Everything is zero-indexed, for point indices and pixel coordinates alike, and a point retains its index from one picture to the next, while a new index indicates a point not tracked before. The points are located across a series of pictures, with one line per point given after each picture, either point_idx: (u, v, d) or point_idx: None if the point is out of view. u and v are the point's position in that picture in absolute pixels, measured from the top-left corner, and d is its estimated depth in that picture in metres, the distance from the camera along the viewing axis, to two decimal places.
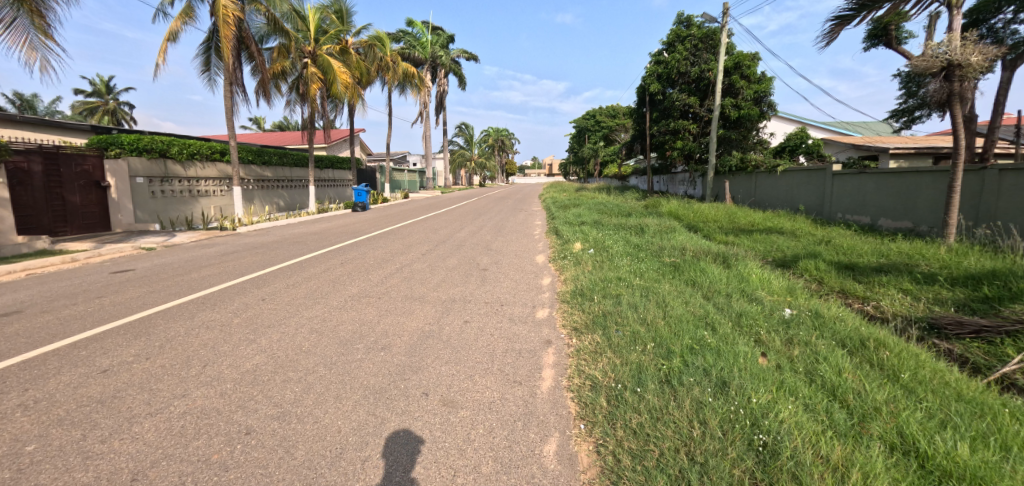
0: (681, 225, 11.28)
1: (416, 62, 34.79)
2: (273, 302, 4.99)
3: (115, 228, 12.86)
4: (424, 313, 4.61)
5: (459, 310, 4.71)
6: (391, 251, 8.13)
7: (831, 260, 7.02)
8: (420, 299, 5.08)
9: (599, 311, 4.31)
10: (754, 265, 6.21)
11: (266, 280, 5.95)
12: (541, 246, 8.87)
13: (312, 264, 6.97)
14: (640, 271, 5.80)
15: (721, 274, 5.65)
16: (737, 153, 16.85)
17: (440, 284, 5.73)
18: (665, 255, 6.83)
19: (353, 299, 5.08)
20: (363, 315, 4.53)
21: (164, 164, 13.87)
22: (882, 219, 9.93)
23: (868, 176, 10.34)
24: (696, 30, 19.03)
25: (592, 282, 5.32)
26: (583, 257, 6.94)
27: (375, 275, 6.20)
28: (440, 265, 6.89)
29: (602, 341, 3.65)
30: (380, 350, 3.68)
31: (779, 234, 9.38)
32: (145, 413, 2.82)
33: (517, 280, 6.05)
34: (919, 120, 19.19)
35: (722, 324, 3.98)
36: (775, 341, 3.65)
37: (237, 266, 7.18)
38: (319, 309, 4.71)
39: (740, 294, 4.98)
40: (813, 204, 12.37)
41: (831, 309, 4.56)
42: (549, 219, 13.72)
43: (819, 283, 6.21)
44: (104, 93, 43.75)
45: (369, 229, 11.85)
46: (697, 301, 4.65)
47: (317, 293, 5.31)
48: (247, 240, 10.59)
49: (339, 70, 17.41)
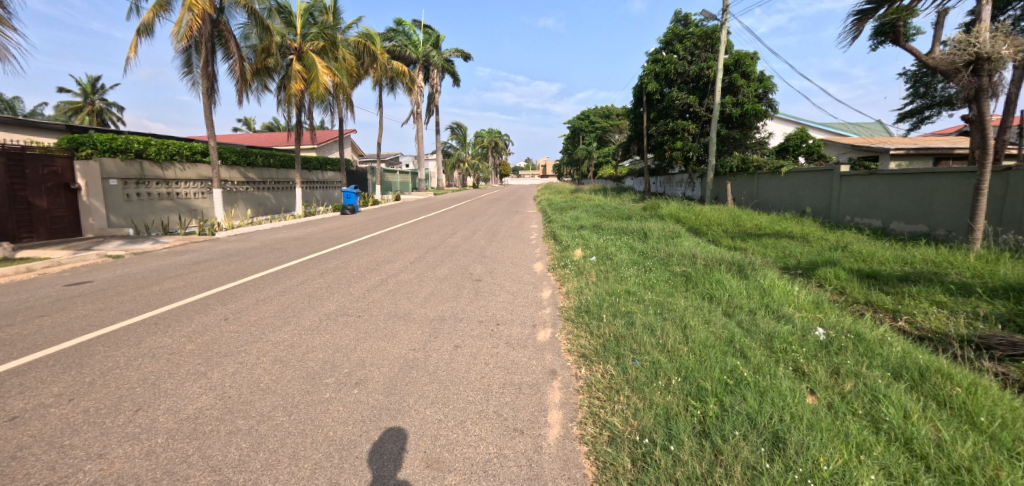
0: (685, 228, 10.75)
1: (407, 61, 34.20)
2: (236, 323, 4.37)
3: (86, 232, 12.10)
4: (408, 337, 4.01)
5: (450, 332, 4.14)
6: (377, 259, 7.52)
7: (852, 268, 6.51)
8: (405, 318, 4.50)
9: (609, 333, 3.75)
10: (773, 275, 5.68)
11: (236, 295, 5.34)
12: (539, 252, 8.31)
13: (289, 275, 6.35)
14: (651, 283, 5.26)
15: (740, 285, 5.12)
16: (739, 154, 16.44)
17: (427, 299, 5.14)
18: (674, 263, 6.28)
19: (329, 318, 4.48)
20: (338, 339, 3.94)
21: (140, 165, 13.17)
22: (894, 222, 9.48)
23: (880, 177, 9.89)
24: (695, 29, 18.63)
25: (598, 296, 4.77)
26: (585, 266, 6.38)
27: (356, 288, 5.59)
28: (430, 275, 6.30)
29: (618, 374, 3.09)
30: (353, 387, 3.09)
31: (789, 238, 8.87)
32: (45, 482, 2.21)
33: (515, 293, 5.48)
34: (927, 120, 18.88)
35: (753, 351, 3.44)
36: (819, 373, 3.10)
37: (207, 277, 6.54)
38: (287, 332, 4.11)
39: (764, 310, 4.45)
40: (820, 206, 11.91)
41: (868, 327, 4.04)
42: (545, 223, 13.17)
43: (842, 295, 5.68)
44: (89, 93, 42.41)
45: (357, 233, 11.24)
46: (720, 320, 4.11)
47: (289, 311, 4.71)
48: (224, 246, 9.89)
49: (324, 69, 16.75)
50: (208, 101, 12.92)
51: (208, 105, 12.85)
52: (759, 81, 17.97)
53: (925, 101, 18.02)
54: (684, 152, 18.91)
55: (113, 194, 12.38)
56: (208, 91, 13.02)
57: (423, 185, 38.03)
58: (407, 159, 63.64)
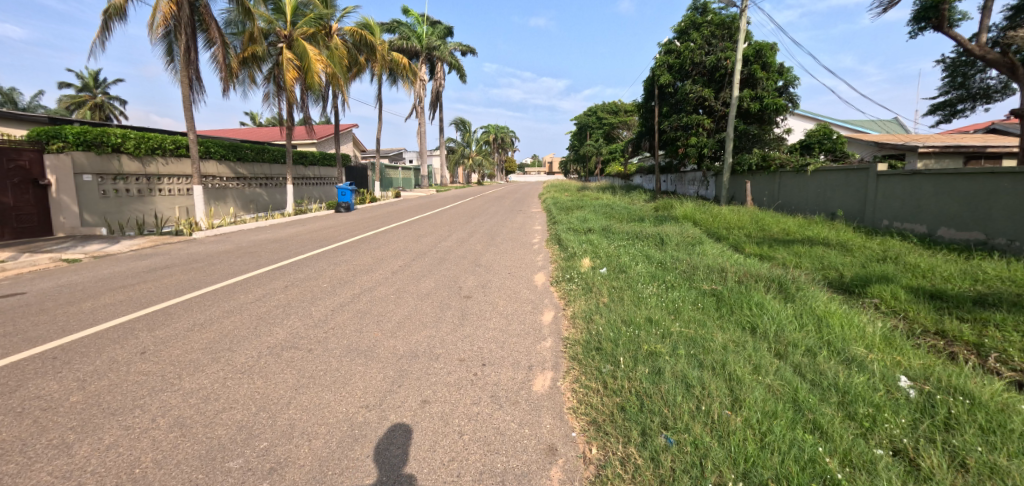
0: (703, 232, 9.71)
1: (411, 54, 33.35)
2: (151, 360, 3.46)
3: (58, 231, 11.32)
4: (366, 384, 3.07)
5: (419, 377, 3.18)
6: (355, 267, 6.58)
7: (911, 286, 5.50)
8: (366, 353, 3.56)
9: (627, 389, 2.79)
10: (825, 297, 4.65)
11: (172, 316, 4.43)
12: (541, 260, 7.37)
13: (247, 288, 5.43)
14: (674, 308, 4.28)
15: (787, 311, 4.13)
16: (758, 151, 15.43)
17: (400, 325, 4.18)
18: (700, 279, 5.28)
19: (270, 354, 3.54)
20: (269, 388, 3.01)
21: (118, 160, 12.34)
22: (942, 229, 8.41)
23: (924, 177, 8.83)
24: (712, 17, 17.65)
25: (611, 325, 3.81)
26: (595, 281, 5.39)
27: (318, 308, 4.66)
28: (411, 290, 5.36)
29: (645, 466, 2.13)
30: (262, 478, 2.16)
31: (825, 246, 7.83)
32: None
33: (509, 316, 4.52)
34: (960, 113, 17.62)
35: (832, 423, 2.47)
36: (942, 471, 2.13)
37: (155, 289, 5.62)
38: (208, 376, 3.19)
39: (827, 350, 3.47)
40: (852, 209, 10.81)
41: (971, 379, 3.06)
42: (549, 224, 12.18)
43: (906, 321, 4.67)
44: (91, 87, 42.08)
45: (342, 235, 10.32)
46: (773, 366, 3.15)
47: (225, 341, 3.79)
48: (196, 249, 8.96)
49: (317, 57, 15.86)
50: (189, 92, 12.01)
51: (189, 97, 11.95)
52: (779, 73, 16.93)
53: (961, 92, 16.76)
54: (698, 148, 17.86)
55: (87, 191, 11.54)
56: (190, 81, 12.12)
57: (425, 183, 37.02)
58: (410, 155, 62.70)
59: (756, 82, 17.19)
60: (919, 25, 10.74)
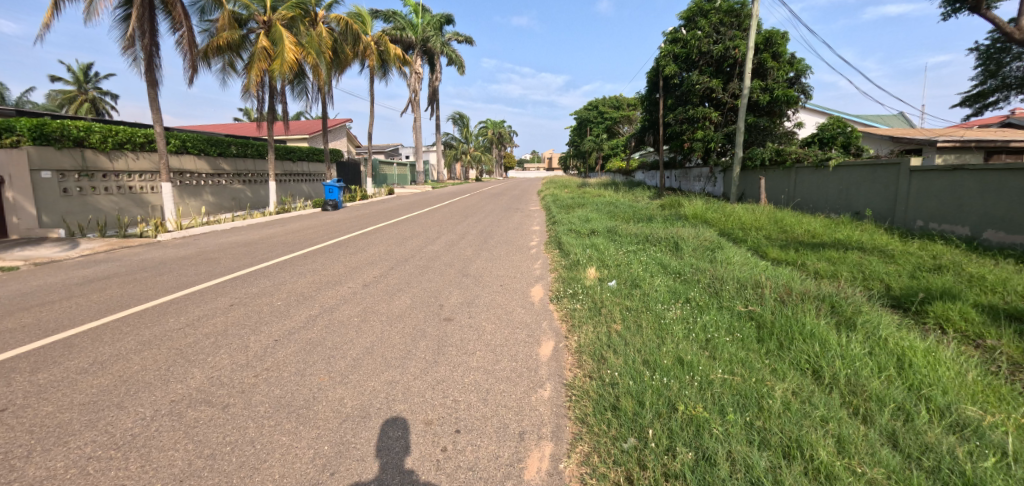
0: (717, 233, 8.80)
1: (405, 46, 32.21)
2: (5, 425, 2.54)
3: (12, 233, 10.36)
4: (284, 470, 2.15)
5: (362, 458, 2.24)
6: (321, 279, 5.64)
7: (982, 304, 4.53)
8: (300, 413, 2.62)
9: None
10: (890, 322, 3.72)
11: (70, 351, 3.49)
12: (538, 268, 6.45)
13: (182, 308, 4.48)
14: (709, 342, 3.35)
15: (855, 347, 3.19)
16: (770, 145, 14.49)
17: (356, 364, 3.25)
18: (730, 298, 4.34)
19: (169, 414, 2.62)
20: (142, 480, 2.09)
21: (82, 154, 11.35)
22: (989, 231, 7.49)
23: (967, 173, 7.88)
24: (721, 4, 16.65)
25: (630, 370, 2.86)
26: (603, 298, 4.46)
27: (258, 339, 3.72)
28: (381, 311, 4.44)
29: None
30: None
31: (859, 250, 6.91)
32: None
33: (497, 350, 3.57)
34: (995, 104, 16.67)
35: None
36: None
37: (76, 308, 4.69)
38: (70, 455, 2.28)
39: (924, 409, 2.55)
40: (881, 208, 9.87)
41: None
42: (548, 224, 11.25)
43: (990, 350, 3.73)
44: (82, 80, 40.99)
45: (320, 237, 9.37)
46: (863, 439, 2.23)
47: (116, 394, 2.86)
48: (153, 254, 8.01)
49: (294, 46, 14.81)
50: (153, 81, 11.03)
51: (153, 86, 10.97)
52: (790, 63, 15.97)
53: (996, 82, 15.72)
54: (704, 143, 16.92)
55: (45, 189, 10.55)
56: (153, 68, 11.13)
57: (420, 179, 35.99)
58: (408, 152, 61.61)
59: (766, 72, 16.20)
60: (954, 6, 9.77)
